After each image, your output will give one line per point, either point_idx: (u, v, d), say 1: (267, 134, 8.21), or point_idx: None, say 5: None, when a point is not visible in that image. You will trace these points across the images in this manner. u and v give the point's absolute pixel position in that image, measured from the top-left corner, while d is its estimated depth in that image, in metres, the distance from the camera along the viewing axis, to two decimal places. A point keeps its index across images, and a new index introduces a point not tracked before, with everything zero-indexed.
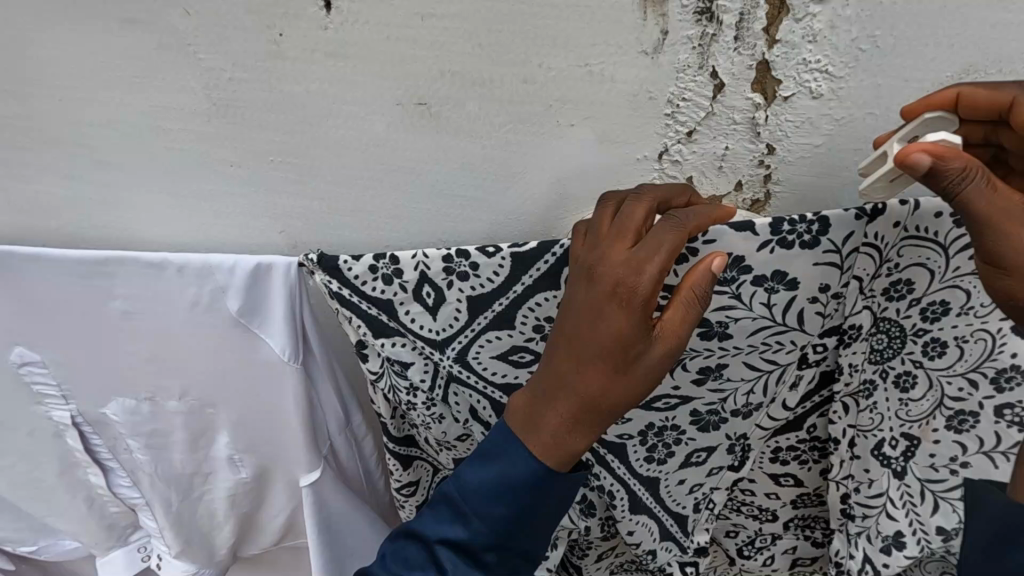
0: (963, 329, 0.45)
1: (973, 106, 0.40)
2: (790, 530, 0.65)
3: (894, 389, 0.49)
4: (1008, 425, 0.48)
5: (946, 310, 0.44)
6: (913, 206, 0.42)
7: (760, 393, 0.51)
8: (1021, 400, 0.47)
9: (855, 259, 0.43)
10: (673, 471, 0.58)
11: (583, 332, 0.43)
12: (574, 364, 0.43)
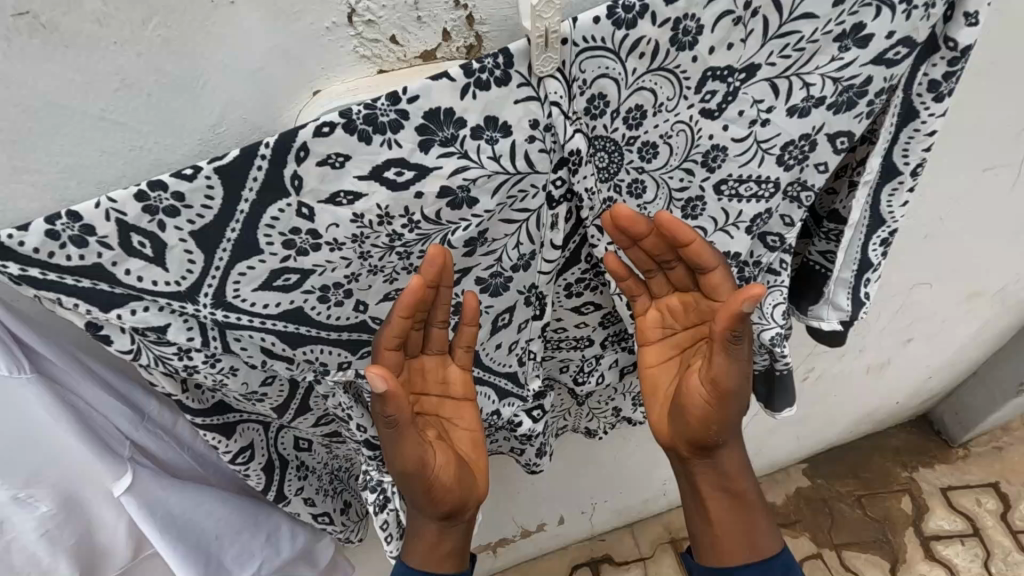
0: (664, 126, 0.51)
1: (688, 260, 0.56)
2: (608, 347, 0.74)
3: (631, 199, 0.56)
4: (727, 199, 0.57)
5: (643, 113, 0.49)
6: (572, 24, 0.42)
7: (527, 242, 0.54)
8: (731, 174, 0.56)
9: (549, 86, 0.45)
10: (488, 341, 0.62)
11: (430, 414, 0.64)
12: (413, 488, 0.62)
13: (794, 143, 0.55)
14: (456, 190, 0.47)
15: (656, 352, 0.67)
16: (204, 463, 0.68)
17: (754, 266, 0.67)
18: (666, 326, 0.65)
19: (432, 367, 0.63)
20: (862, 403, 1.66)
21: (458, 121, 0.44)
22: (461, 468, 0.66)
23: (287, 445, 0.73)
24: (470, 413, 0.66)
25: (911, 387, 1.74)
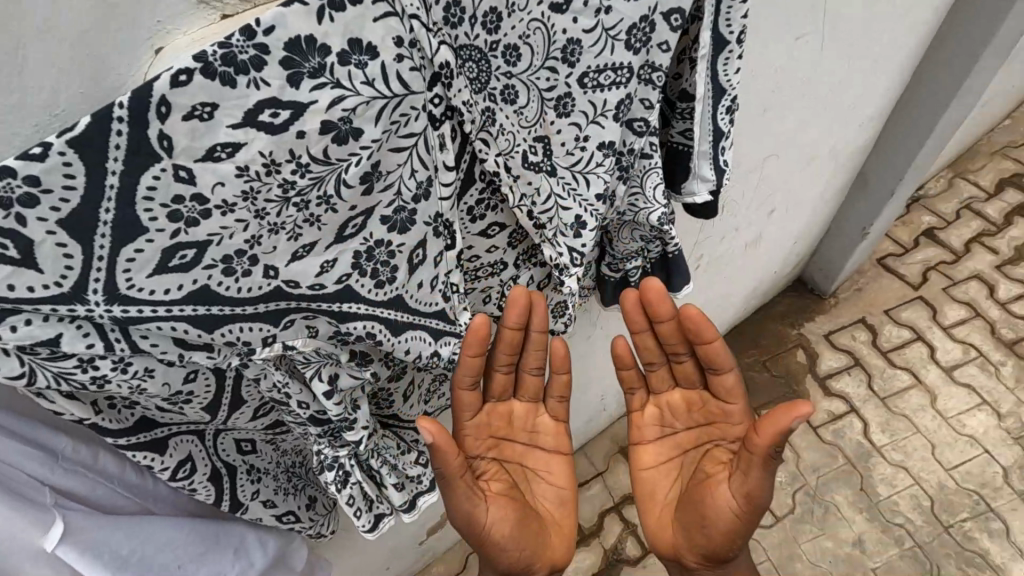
0: (519, 27, 0.55)
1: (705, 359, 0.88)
2: (521, 264, 0.79)
3: (506, 105, 0.59)
4: (592, 90, 0.61)
5: (499, 15, 0.53)
6: None
7: (422, 168, 0.55)
8: (591, 66, 0.60)
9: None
10: (410, 282, 0.62)
11: (516, 449, 0.94)
12: (470, 529, 0.84)
13: (636, 27, 0.60)
14: (337, 123, 0.47)
15: (659, 452, 0.98)
16: (140, 492, 0.65)
17: (629, 153, 0.74)
18: (677, 416, 0.97)
19: (525, 412, 0.94)
20: (743, 282, 1.86)
21: (322, 49, 0.44)
22: (516, 529, 0.87)
23: (229, 450, 0.70)
24: (560, 463, 0.96)
25: (779, 259, 1.98)
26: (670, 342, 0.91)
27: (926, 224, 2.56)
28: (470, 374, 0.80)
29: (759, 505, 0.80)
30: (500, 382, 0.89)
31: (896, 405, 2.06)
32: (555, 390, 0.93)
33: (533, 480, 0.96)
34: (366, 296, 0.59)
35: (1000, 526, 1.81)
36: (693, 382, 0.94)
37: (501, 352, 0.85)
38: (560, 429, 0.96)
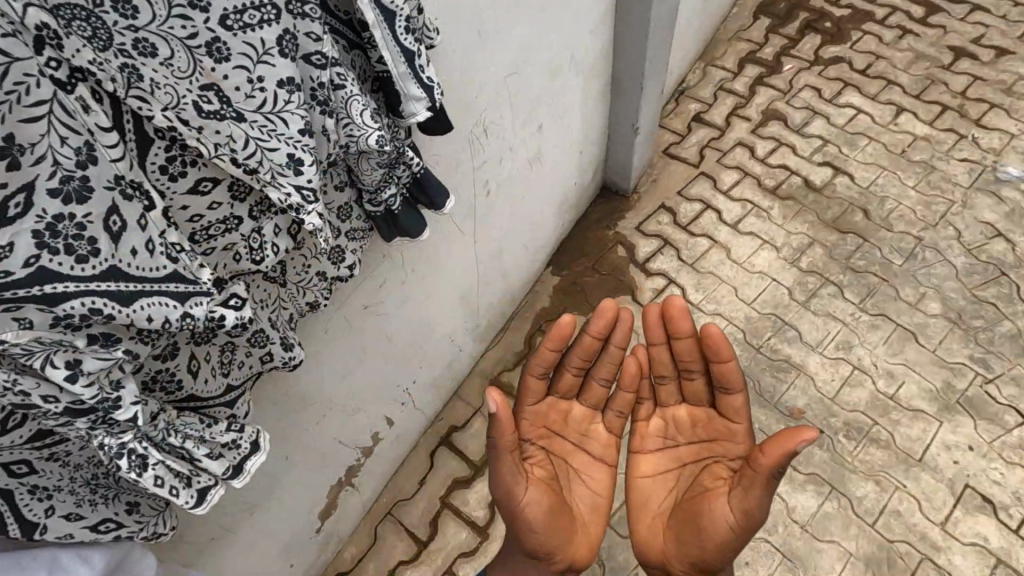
0: None
1: (728, 415, 1.43)
2: (261, 216, 0.84)
3: (149, 59, 0.63)
4: (237, 30, 0.67)
5: None
6: None
7: (71, 134, 0.59)
8: (222, 8, 0.65)
9: None
10: (120, 251, 0.64)
11: (563, 444, 1.56)
12: (508, 492, 1.37)
13: None
14: None
15: (655, 468, 1.54)
16: None
17: (319, 86, 0.80)
18: (679, 432, 1.53)
19: (586, 424, 1.60)
20: (540, 199, 2.03)
21: None
22: (545, 502, 1.42)
23: None
24: (599, 469, 1.58)
25: (570, 169, 2.16)
26: (686, 359, 1.48)
27: (695, 110, 2.98)
28: (544, 363, 1.48)
29: (755, 517, 1.27)
30: (568, 381, 1.55)
31: (702, 266, 2.40)
32: (610, 401, 1.58)
33: (569, 466, 1.56)
34: (72, 273, 0.61)
35: (795, 334, 2.18)
36: (701, 403, 1.50)
37: (575, 356, 1.53)
38: (602, 436, 1.59)
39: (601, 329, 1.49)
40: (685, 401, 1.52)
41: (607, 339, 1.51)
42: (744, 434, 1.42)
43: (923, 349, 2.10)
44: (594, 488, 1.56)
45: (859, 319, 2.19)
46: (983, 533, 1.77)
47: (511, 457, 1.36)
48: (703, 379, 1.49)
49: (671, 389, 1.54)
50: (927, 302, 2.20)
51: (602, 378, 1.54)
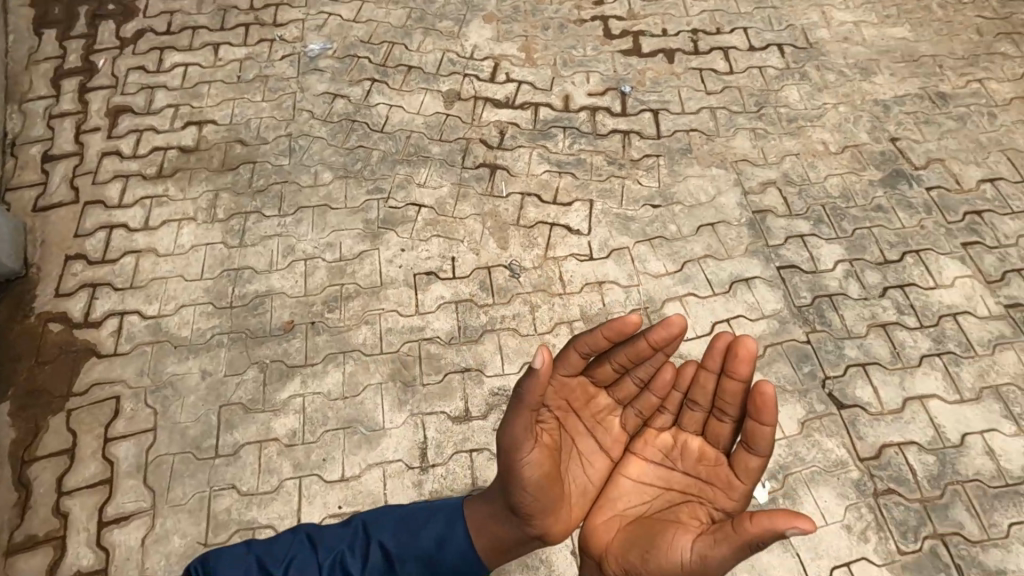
0: None
1: (741, 470, 1.48)
2: None
3: None
4: None
5: None
6: None
7: None
8: None
9: None
10: None
11: (576, 423, 1.66)
12: (520, 440, 1.44)
13: None
14: None
15: (646, 473, 1.62)
16: None
17: None
18: (683, 457, 1.60)
19: (607, 416, 1.69)
20: None
21: None
22: (542, 465, 1.49)
23: None
24: (600, 462, 1.65)
25: None
26: (724, 399, 1.54)
27: (42, 151, 2.71)
28: (591, 346, 1.58)
29: (707, 567, 1.30)
30: (606, 372, 1.67)
31: (142, 279, 2.34)
32: (637, 404, 1.69)
33: (575, 440, 1.65)
34: None
35: (249, 271, 2.34)
36: (716, 445, 1.57)
37: (621, 354, 1.64)
38: (615, 434, 1.69)
39: (659, 340, 1.59)
40: (706, 428, 1.59)
41: (658, 348, 1.61)
42: (741, 494, 1.48)
43: (338, 209, 2.49)
44: (592, 474, 1.64)
45: (287, 223, 2.46)
46: (438, 295, 2.28)
47: (533, 411, 1.43)
48: (732, 425, 1.56)
49: (695, 417, 1.61)
50: (321, 176, 2.58)
51: (638, 379, 1.66)
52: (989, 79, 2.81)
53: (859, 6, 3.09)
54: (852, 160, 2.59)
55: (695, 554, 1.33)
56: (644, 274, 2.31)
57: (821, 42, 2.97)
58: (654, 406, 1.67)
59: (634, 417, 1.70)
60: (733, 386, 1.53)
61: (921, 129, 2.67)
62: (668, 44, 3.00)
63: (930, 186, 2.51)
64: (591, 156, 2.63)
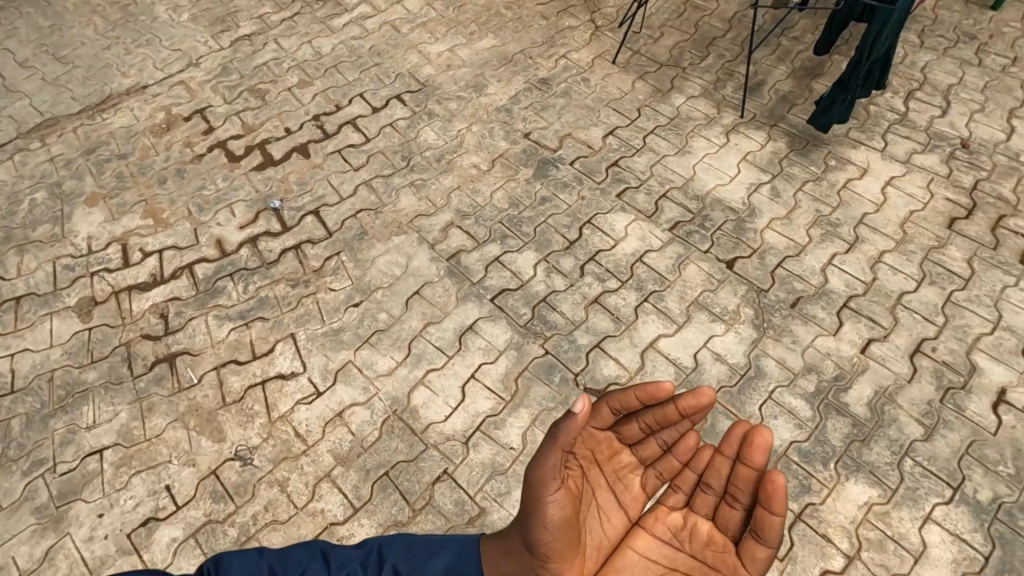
0: None
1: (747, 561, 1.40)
2: None
3: None
4: None
5: None
6: None
7: None
8: None
9: None
10: None
11: (599, 476, 1.61)
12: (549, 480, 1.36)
13: None
14: None
15: (651, 541, 1.54)
16: None
17: None
18: (689, 536, 1.53)
19: (626, 477, 1.63)
20: None
21: None
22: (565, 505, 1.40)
23: None
24: (613, 521, 1.58)
25: None
26: (736, 483, 1.48)
27: None
28: (624, 402, 1.54)
29: None
30: (633, 431, 1.63)
31: None
32: (653, 472, 1.63)
33: (594, 493, 1.58)
34: None
35: None
36: (725, 530, 1.50)
37: (650, 416, 1.59)
38: (631, 498, 1.61)
39: (688, 410, 1.54)
40: (711, 512, 1.53)
41: (687, 417, 1.56)
42: None
43: None
44: (605, 529, 1.56)
45: None
46: (167, 539, 1.88)
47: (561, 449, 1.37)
48: (742, 513, 1.49)
49: (705, 502, 1.54)
50: None
51: (660, 446, 1.62)
52: (570, 51, 3.20)
53: (445, 34, 3.32)
54: (504, 169, 2.75)
55: None
56: (378, 378, 2.18)
57: (431, 78, 3.12)
58: (671, 477, 1.61)
59: (653, 484, 1.64)
60: (751, 475, 1.47)
61: (542, 115, 2.94)
62: (296, 140, 2.90)
63: (571, 160, 2.77)
64: (271, 289, 2.42)
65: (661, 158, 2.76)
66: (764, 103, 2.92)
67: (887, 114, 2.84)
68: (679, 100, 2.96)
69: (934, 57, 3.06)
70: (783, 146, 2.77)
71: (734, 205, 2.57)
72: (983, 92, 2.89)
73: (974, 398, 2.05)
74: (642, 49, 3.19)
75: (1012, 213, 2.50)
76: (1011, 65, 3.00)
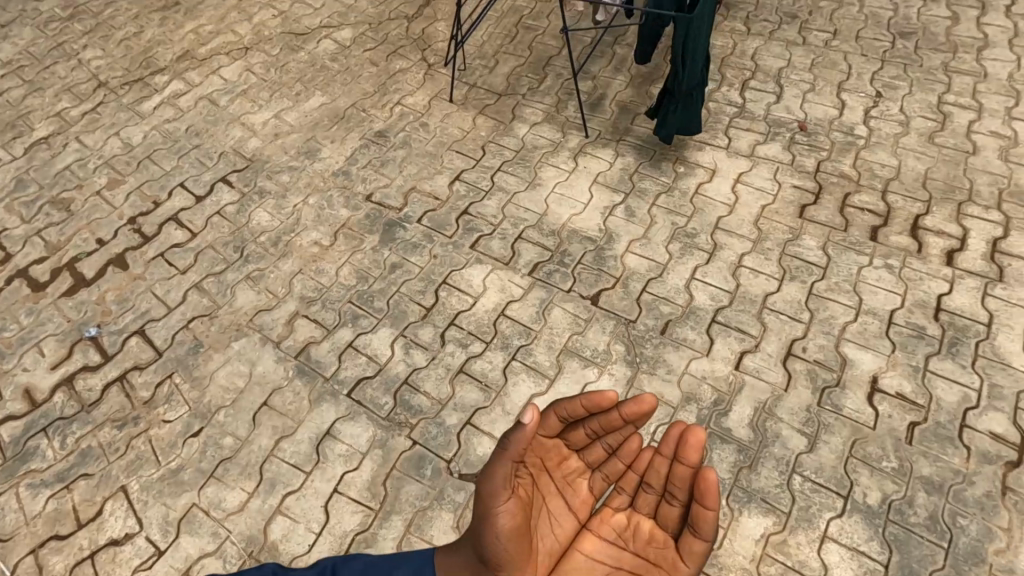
0: None
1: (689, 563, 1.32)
2: None
3: None
4: None
5: None
6: None
7: None
8: None
9: None
10: None
11: (547, 483, 1.48)
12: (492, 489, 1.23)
13: None
14: None
15: (596, 544, 1.44)
16: None
17: None
18: (634, 538, 1.43)
19: (576, 481, 1.52)
20: None
21: None
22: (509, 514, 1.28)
23: None
24: (562, 526, 1.46)
25: None
26: (677, 484, 1.39)
27: None
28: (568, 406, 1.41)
29: None
30: (579, 433, 1.50)
31: None
32: (602, 473, 1.53)
33: (543, 499, 1.46)
34: None
35: None
36: (665, 528, 1.42)
37: (596, 421, 1.47)
38: (579, 503, 1.50)
39: (632, 414, 1.43)
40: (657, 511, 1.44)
41: (631, 419, 1.45)
42: None
43: None
44: (553, 537, 1.44)
45: None
46: None
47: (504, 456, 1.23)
48: (681, 509, 1.41)
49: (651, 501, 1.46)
50: None
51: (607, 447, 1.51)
52: (405, 96, 3.02)
53: (269, 100, 3.06)
54: (348, 241, 2.53)
55: None
56: (227, 518, 1.91)
57: (258, 152, 2.86)
58: (620, 474, 1.52)
59: (600, 484, 1.53)
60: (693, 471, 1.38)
61: (383, 173, 2.74)
62: (111, 250, 2.57)
63: (418, 217, 2.58)
64: (94, 436, 2.10)
65: (511, 196, 2.62)
66: (607, 119, 2.84)
67: (726, 109, 2.82)
68: (523, 130, 2.84)
69: (762, 42, 3.08)
70: (631, 161, 2.69)
71: (591, 233, 2.46)
72: (811, 71, 2.92)
73: (849, 394, 2.01)
74: (479, 82, 3.05)
75: (857, 189, 2.51)
76: (833, 39, 3.05)
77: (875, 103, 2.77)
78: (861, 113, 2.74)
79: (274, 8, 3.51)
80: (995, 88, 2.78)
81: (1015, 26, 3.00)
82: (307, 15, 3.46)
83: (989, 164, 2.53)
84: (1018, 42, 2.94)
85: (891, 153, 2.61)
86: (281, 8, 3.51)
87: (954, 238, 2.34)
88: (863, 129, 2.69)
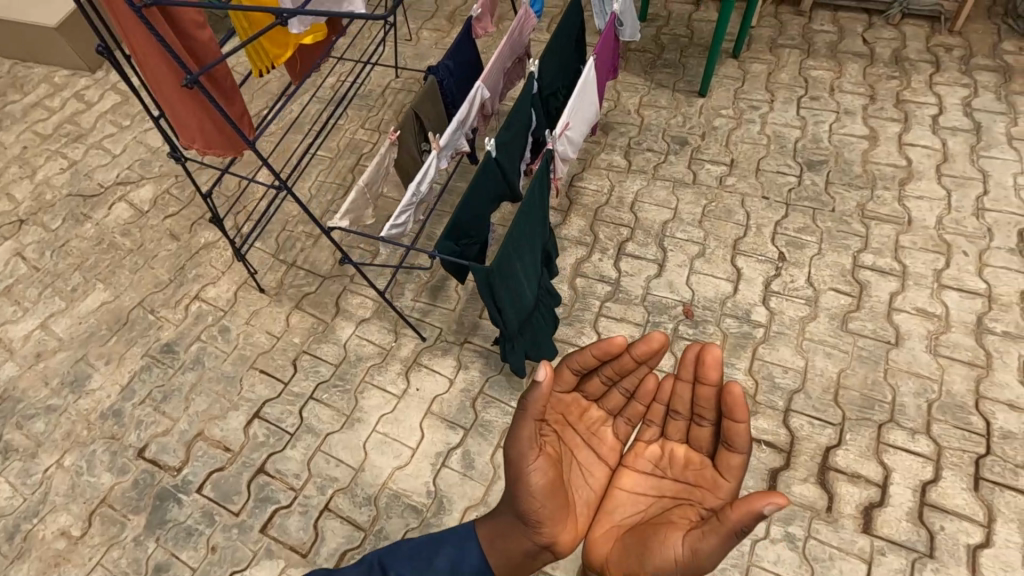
0: None
1: (733, 466, 1.29)
2: None
3: None
4: None
5: None
6: None
7: None
8: None
9: None
10: None
11: (574, 435, 1.53)
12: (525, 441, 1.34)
13: None
14: None
15: (639, 471, 1.46)
16: None
17: None
18: (670, 465, 1.42)
19: (607, 424, 1.56)
20: None
21: None
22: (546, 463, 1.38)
23: None
24: (602, 470, 1.51)
25: None
26: (701, 405, 1.36)
27: None
28: (577, 358, 1.48)
29: (701, 561, 1.15)
30: (594, 384, 1.54)
31: None
32: (628, 414, 1.54)
33: (575, 450, 1.52)
34: None
35: None
36: (699, 449, 1.39)
37: (608, 369, 1.50)
38: (610, 444, 1.54)
39: (643, 355, 1.44)
40: (687, 428, 1.42)
41: (642, 361, 1.46)
42: (730, 489, 1.30)
43: None
44: (592, 484, 1.48)
45: None
46: None
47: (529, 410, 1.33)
48: (712, 428, 1.37)
49: (682, 424, 1.43)
50: None
51: (625, 389, 1.52)
52: (206, 286, 2.42)
53: (37, 300, 2.45)
54: (104, 528, 1.94)
55: (682, 549, 1.19)
56: None
57: (11, 384, 2.25)
58: (642, 412, 1.52)
59: (626, 427, 1.55)
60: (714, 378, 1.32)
61: (162, 411, 2.15)
62: None
63: (200, 483, 2.00)
64: None
65: (322, 440, 2.05)
66: (451, 310, 2.28)
67: (597, 288, 2.26)
68: (346, 332, 2.27)
69: (644, 182, 2.52)
70: (476, 376, 2.13)
71: (416, 500, 1.91)
72: (701, 225, 2.37)
73: None
74: (298, 259, 2.46)
75: (752, 410, 1.97)
76: (728, 174, 2.51)
77: (776, 271, 2.24)
78: (760, 288, 2.21)
79: (64, 158, 2.88)
80: (922, 242, 2.26)
81: (943, 146, 2.48)
82: (103, 167, 2.83)
83: (914, 361, 2.02)
84: (947, 169, 2.42)
85: (795, 349, 2.07)
86: (72, 156, 2.88)
87: (873, 486, 1.82)
88: (762, 312, 2.15)
